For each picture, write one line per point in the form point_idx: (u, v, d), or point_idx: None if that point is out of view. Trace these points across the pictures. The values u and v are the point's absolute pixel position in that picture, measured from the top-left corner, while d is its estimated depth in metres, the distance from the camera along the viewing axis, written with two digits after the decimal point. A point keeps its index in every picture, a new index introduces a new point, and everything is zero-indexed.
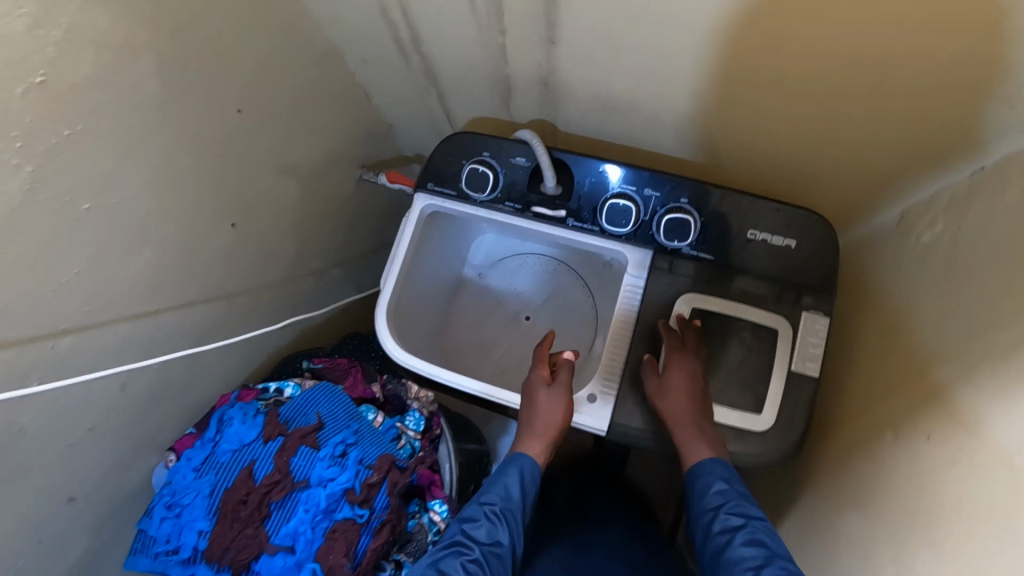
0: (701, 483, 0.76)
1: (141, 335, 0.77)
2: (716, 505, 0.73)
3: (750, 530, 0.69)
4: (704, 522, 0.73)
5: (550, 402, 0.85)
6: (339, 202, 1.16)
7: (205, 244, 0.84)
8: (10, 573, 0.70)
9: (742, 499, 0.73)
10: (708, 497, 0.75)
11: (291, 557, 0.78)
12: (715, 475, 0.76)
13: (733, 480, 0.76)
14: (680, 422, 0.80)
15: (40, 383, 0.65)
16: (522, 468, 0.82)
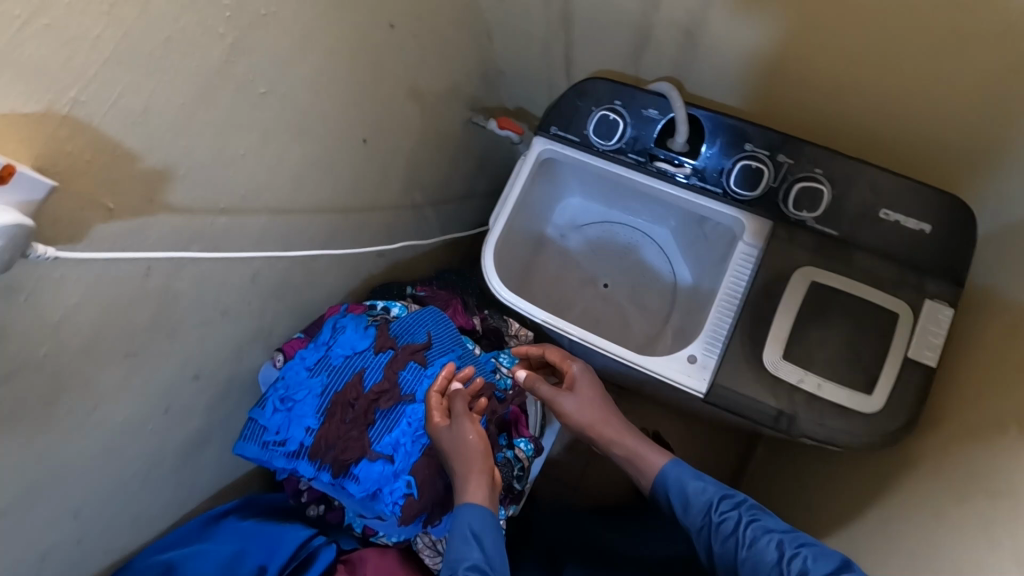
0: (678, 494, 0.77)
1: (276, 230, 0.79)
2: (705, 508, 0.75)
3: (756, 520, 0.72)
4: (704, 528, 0.74)
5: (461, 442, 0.75)
6: (447, 139, 1.17)
7: (341, 153, 0.86)
8: (141, 434, 0.74)
9: (722, 492, 0.76)
10: (696, 502, 0.76)
11: (389, 467, 0.80)
12: (681, 473, 0.79)
13: (702, 476, 0.78)
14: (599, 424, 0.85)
15: (195, 255, 0.67)
16: (476, 525, 0.69)
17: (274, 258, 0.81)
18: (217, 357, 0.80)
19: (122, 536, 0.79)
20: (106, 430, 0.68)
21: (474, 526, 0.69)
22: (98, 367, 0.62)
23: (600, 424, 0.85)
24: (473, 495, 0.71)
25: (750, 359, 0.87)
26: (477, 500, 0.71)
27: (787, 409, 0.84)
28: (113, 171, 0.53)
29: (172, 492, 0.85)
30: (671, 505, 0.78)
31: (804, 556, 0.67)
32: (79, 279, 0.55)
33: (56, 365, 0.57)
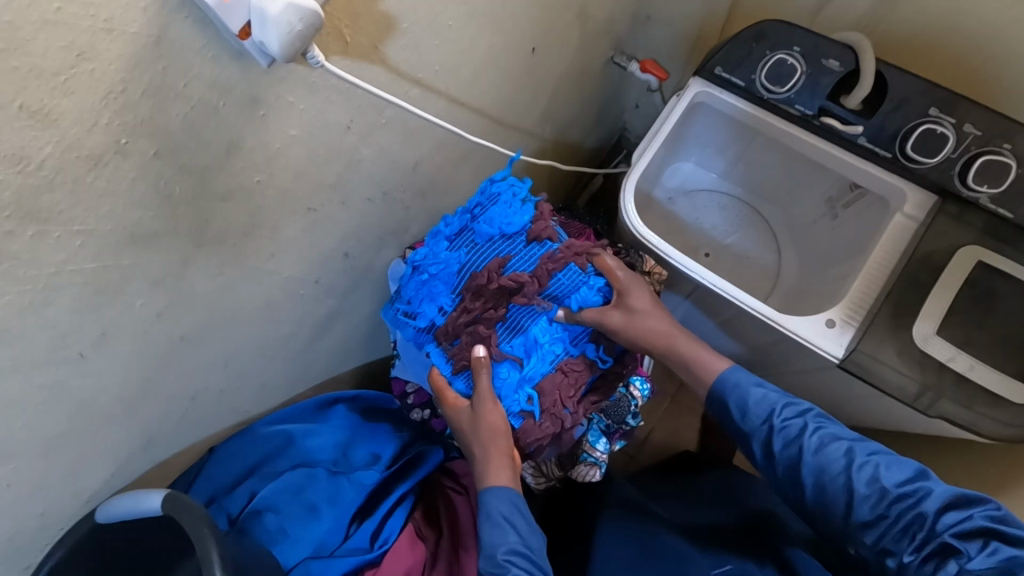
0: (739, 398, 0.71)
1: (446, 120, 0.78)
2: (766, 414, 0.69)
3: (827, 432, 0.66)
4: (766, 437, 0.68)
5: (485, 422, 0.73)
6: (587, 74, 1.14)
7: (514, 56, 0.84)
8: (293, 298, 0.74)
9: (786, 399, 0.70)
10: (762, 404, 0.69)
11: (518, 372, 0.78)
12: (744, 380, 0.72)
13: (763, 385, 0.72)
14: (675, 334, 0.78)
15: (386, 120, 0.66)
16: (503, 508, 0.67)
17: (436, 150, 0.80)
18: (365, 238, 0.80)
19: (252, 398, 0.79)
20: (274, 284, 0.68)
21: (502, 509, 0.68)
22: (288, 215, 0.62)
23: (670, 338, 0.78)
24: (492, 474, 0.70)
25: (898, 331, 0.83)
26: (497, 482, 0.70)
27: (932, 387, 0.81)
28: (361, 3, 0.52)
29: (297, 369, 0.86)
30: (729, 410, 0.72)
31: (880, 469, 0.62)
32: (304, 111, 0.54)
33: (264, 198, 0.57)
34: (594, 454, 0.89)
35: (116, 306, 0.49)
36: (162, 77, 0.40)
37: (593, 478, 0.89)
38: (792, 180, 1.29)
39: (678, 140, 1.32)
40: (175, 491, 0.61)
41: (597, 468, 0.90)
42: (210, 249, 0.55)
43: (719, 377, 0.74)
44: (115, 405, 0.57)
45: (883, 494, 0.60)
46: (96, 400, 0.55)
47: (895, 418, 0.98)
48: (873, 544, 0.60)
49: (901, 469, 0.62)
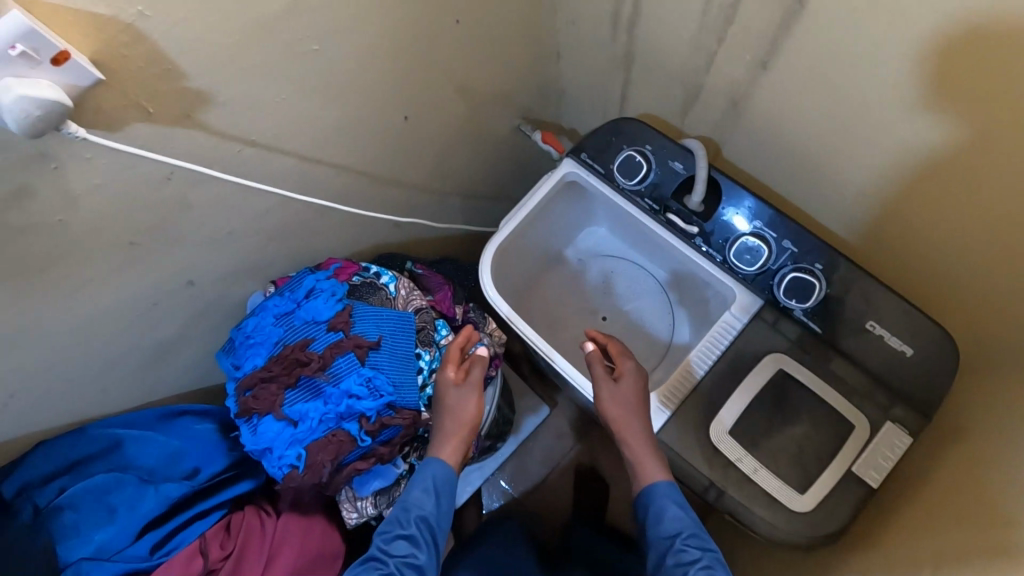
0: (654, 508, 0.81)
1: (297, 175, 0.85)
2: (674, 532, 0.78)
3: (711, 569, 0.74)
4: (665, 552, 0.77)
5: (461, 406, 0.85)
6: (491, 139, 1.21)
7: (378, 122, 0.91)
8: (128, 319, 0.81)
9: (697, 531, 0.78)
10: (671, 521, 0.79)
11: (290, 430, 0.84)
12: (670, 500, 0.81)
13: (683, 509, 0.80)
14: (626, 421, 0.86)
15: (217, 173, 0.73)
16: (438, 479, 0.82)
17: (291, 199, 0.88)
18: (214, 270, 0.87)
19: (88, 402, 0.86)
20: (102, 304, 0.76)
21: (437, 480, 0.82)
22: (105, 250, 0.70)
23: (626, 424, 0.85)
24: (445, 453, 0.83)
25: (698, 426, 0.88)
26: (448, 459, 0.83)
27: (718, 483, 0.85)
28: (159, 82, 0.60)
29: (144, 382, 0.92)
30: (647, 517, 0.82)
31: None
32: (105, 166, 0.62)
33: (72, 233, 0.65)
34: None
35: None
36: None
37: None
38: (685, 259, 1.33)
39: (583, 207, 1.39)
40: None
41: None
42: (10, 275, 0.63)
43: (652, 487, 0.82)
44: None
45: None
46: None
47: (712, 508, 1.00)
48: None
49: None
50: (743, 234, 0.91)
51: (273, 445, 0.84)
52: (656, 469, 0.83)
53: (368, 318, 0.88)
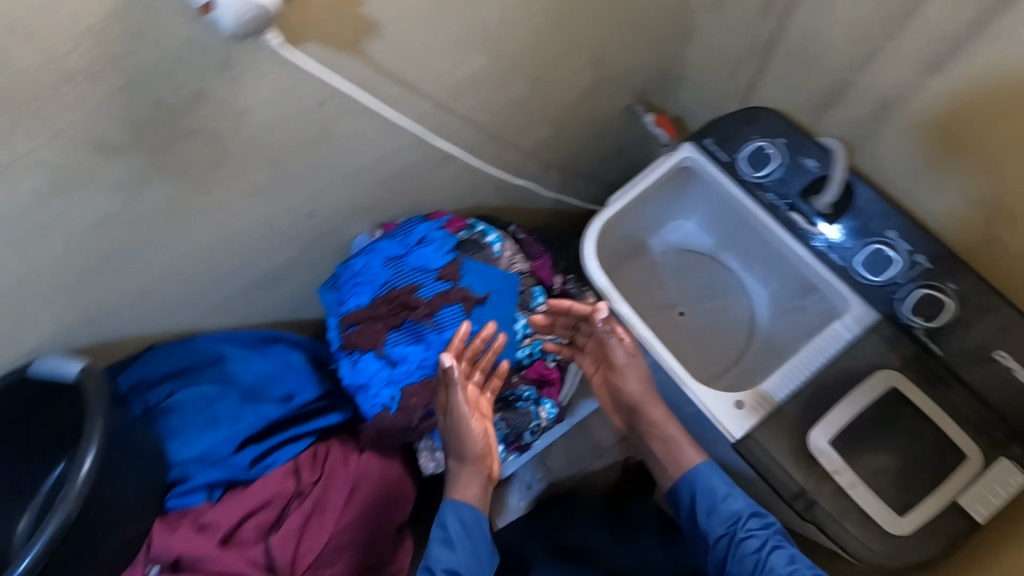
0: (704, 497, 0.88)
1: (430, 120, 0.85)
2: (732, 520, 0.86)
3: (778, 546, 0.82)
4: (725, 534, 0.86)
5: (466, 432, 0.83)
6: (601, 115, 1.19)
7: (512, 80, 0.90)
8: (250, 239, 0.83)
9: (752, 509, 0.86)
10: (726, 507, 0.87)
11: (389, 370, 0.86)
12: (718, 482, 0.88)
13: (730, 489, 0.88)
14: (647, 401, 0.94)
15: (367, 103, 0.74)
16: (464, 520, 0.82)
17: (415, 145, 0.88)
18: (332, 204, 0.88)
19: (197, 314, 0.89)
20: (233, 221, 0.77)
21: (466, 517, 0.83)
22: (250, 168, 0.71)
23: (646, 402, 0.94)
24: (465, 493, 0.84)
25: (796, 432, 0.85)
26: (461, 500, 0.84)
27: (810, 492, 0.82)
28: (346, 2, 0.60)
29: (246, 304, 0.95)
30: (695, 504, 0.89)
31: None
32: (275, 80, 0.63)
33: (231, 145, 0.66)
34: None
35: (74, 198, 0.59)
36: (139, 22, 0.49)
37: None
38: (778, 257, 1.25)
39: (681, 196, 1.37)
40: (91, 365, 0.70)
41: None
42: (169, 177, 0.64)
43: (701, 474, 0.89)
44: (66, 278, 0.68)
45: None
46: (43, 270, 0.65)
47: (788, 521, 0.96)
48: None
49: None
50: (871, 242, 0.88)
51: (371, 382, 0.86)
52: (684, 445, 0.93)
53: (477, 273, 0.88)
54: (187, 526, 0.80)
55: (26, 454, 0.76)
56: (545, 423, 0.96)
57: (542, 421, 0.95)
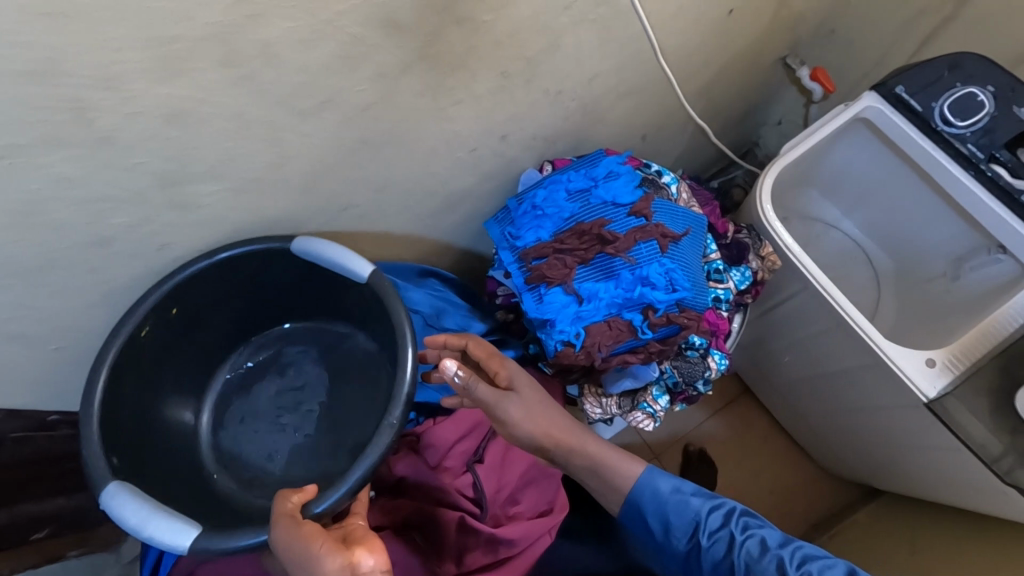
0: (655, 517, 0.72)
1: (637, 44, 0.81)
2: (692, 529, 0.70)
3: (743, 534, 0.68)
4: (693, 553, 0.70)
5: (307, 552, 0.49)
6: (757, 65, 1.14)
7: (714, 9, 0.86)
8: (446, 158, 0.78)
9: (706, 502, 0.72)
10: (678, 518, 0.71)
11: (576, 306, 0.81)
12: (666, 485, 0.73)
13: (681, 488, 0.73)
14: (558, 433, 0.73)
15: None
16: None
17: (612, 69, 0.83)
18: (523, 129, 0.84)
19: (372, 239, 0.85)
20: (441, 135, 0.73)
21: None
22: (482, 71, 0.67)
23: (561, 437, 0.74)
24: None
25: (998, 388, 0.83)
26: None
27: (1015, 453, 0.81)
28: None
29: (412, 235, 0.90)
30: (650, 526, 0.73)
31: (799, 556, 0.65)
32: None
33: (482, 40, 0.62)
34: (654, 406, 0.91)
35: (344, 79, 0.55)
36: None
37: (646, 427, 0.91)
38: (921, 227, 1.15)
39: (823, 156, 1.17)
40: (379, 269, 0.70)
41: (652, 420, 0.91)
42: (422, 68, 0.60)
43: (640, 486, 0.73)
44: (296, 177, 0.64)
45: None
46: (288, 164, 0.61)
47: (961, 486, 0.92)
48: None
49: (824, 558, 0.65)
50: None
51: (555, 317, 0.81)
52: (620, 463, 0.75)
53: (667, 207, 0.85)
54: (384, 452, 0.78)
55: (243, 318, 0.80)
56: (716, 375, 0.91)
57: (714, 372, 0.90)
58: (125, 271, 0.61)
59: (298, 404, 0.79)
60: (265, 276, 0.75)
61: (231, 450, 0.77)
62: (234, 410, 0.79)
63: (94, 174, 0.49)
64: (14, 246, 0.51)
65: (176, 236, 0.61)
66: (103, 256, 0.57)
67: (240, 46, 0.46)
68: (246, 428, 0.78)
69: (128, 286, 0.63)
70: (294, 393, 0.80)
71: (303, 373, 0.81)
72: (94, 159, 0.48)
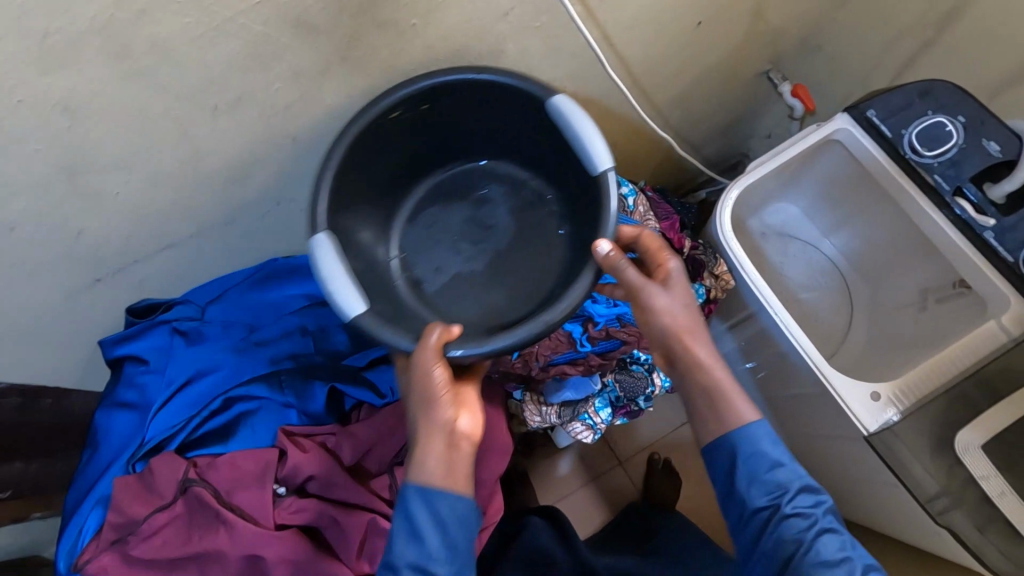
0: (745, 471, 0.61)
1: (591, 53, 0.79)
2: (777, 495, 0.60)
3: (828, 530, 0.59)
4: (765, 515, 0.60)
5: (427, 391, 0.57)
6: (736, 78, 1.12)
7: (678, 20, 0.84)
8: None
9: (804, 480, 0.61)
10: (767, 483, 0.60)
11: None
12: (769, 446, 0.61)
13: (785, 453, 0.62)
14: (696, 337, 0.64)
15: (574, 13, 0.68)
16: (442, 511, 0.56)
17: (569, 75, 0.81)
18: None
19: None
20: None
21: (450, 514, 0.56)
22: (417, 73, 0.65)
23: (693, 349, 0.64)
24: (433, 479, 0.56)
25: (942, 427, 0.81)
26: (434, 470, 0.56)
27: (952, 494, 0.80)
28: None
29: None
30: (733, 473, 0.62)
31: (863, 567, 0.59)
32: None
33: (410, 43, 0.60)
34: (594, 418, 0.89)
35: (255, 77, 0.54)
36: None
37: (585, 439, 0.90)
38: (897, 248, 1.10)
39: (799, 172, 1.14)
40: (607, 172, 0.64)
41: (591, 431, 0.90)
42: (345, 69, 0.59)
43: (742, 433, 0.62)
44: (223, 171, 0.63)
45: None
46: (209, 157, 0.61)
47: (909, 524, 0.90)
48: None
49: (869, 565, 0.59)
50: None
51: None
52: (733, 399, 0.62)
53: (620, 222, 0.84)
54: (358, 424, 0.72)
55: (450, 141, 0.74)
56: (661, 392, 0.89)
57: (657, 389, 0.88)
58: (49, 254, 0.62)
59: (481, 240, 0.74)
60: (495, 115, 0.71)
61: (415, 251, 0.74)
62: (424, 215, 0.77)
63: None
64: None
65: (96, 224, 0.61)
66: (12, 238, 0.57)
67: (129, 41, 0.46)
68: (433, 235, 0.75)
69: (46, 268, 0.63)
70: (482, 228, 0.75)
71: (497, 210, 0.75)
72: None
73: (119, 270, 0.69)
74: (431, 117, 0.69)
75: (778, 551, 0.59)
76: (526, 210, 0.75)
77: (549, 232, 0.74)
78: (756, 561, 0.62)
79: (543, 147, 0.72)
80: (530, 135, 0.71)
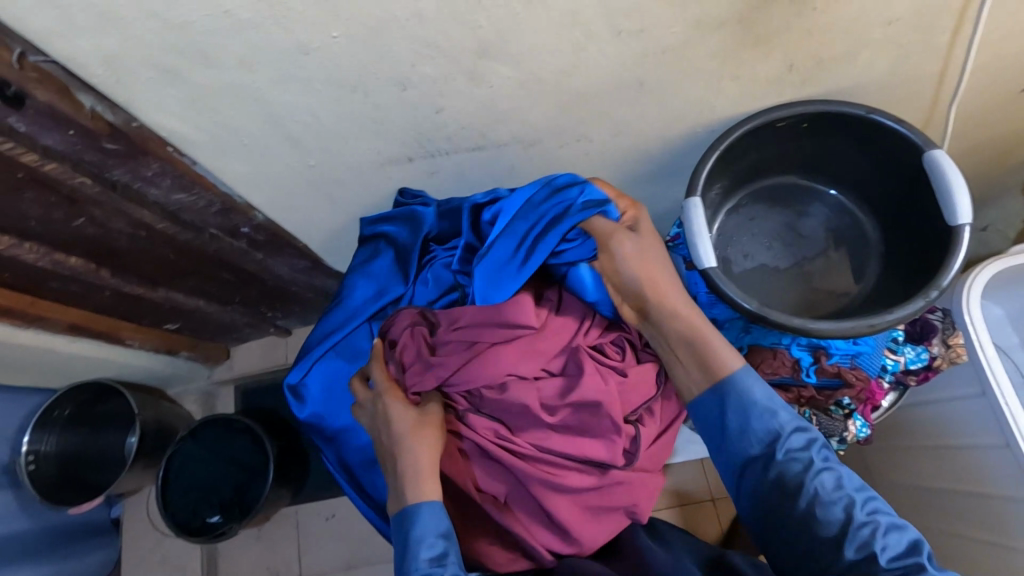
0: (743, 405, 0.64)
1: (915, 91, 0.78)
2: (772, 438, 0.63)
3: (827, 467, 0.62)
4: (757, 453, 0.64)
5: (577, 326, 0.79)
6: (1000, 161, 1.06)
7: (1005, 85, 0.81)
8: (686, 134, 0.79)
9: (795, 422, 0.64)
10: (762, 421, 0.64)
11: (741, 325, 0.83)
12: (763, 403, 0.64)
13: (780, 402, 0.65)
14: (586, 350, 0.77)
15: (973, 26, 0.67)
16: (762, 404, 0.64)
17: (883, 103, 0.78)
18: None
19: (576, 184, 0.86)
20: (699, 106, 0.73)
21: (425, 518, 0.65)
22: (774, 56, 0.66)
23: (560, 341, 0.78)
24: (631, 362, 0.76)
25: None
26: (430, 498, 0.67)
27: None
28: None
29: (609, 195, 0.91)
30: (728, 417, 0.65)
31: (867, 509, 0.60)
32: None
33: (795, 25, 0.62)
34: None
35: (667, 14, 0.57)
36: None
37: None
38: None
39: None
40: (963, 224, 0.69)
41: None
42: (730, 31, 0.61)
43: (731, 376, 0.65)
44: (566, 93, 0.66)
45: (854, 524, 0.59)
46: (568, 76, 0.64)
47: None
48: (814, 535, 0.59)
49: (875, 506, 0.61)
50: None
51: (727, 323, 0.85)
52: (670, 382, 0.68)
53: (879, 260, 0.82)
54: (599, 379, 0.74)
55: (796, 153, 0.82)
56: (854, 441, 0.86)
57: (853, 438, 0.85)
58: (397, 124, 0.67)
59: (795, 244, 0.85)
60: (853, 143, 0.78)
61: (732, 235, 0.85)
62: (748, 207, 0.87)
63: (440, 20, 0.53)
64: (347, 61, 0.56)
65: (446, 109, 0.66)
66: (386, 97, 0.62)
67: None
68: (752, 226, 0.86)
69: (382, 134, 0.69)
70: (797, 235, 0.85)
71: (813, 223, 0.85)
72: (452, 7, 0.52)
73: (431, 155, 0.74)
74: (802, 136, 0.79)
75: (785, 474, 0.62)
76: (842, 229, 0.85)
77: (863, 258, 0.83)
78: (765, 482, 0.63)
79: (899, 176, 0.78)
80: (886, 177, 0.80)
